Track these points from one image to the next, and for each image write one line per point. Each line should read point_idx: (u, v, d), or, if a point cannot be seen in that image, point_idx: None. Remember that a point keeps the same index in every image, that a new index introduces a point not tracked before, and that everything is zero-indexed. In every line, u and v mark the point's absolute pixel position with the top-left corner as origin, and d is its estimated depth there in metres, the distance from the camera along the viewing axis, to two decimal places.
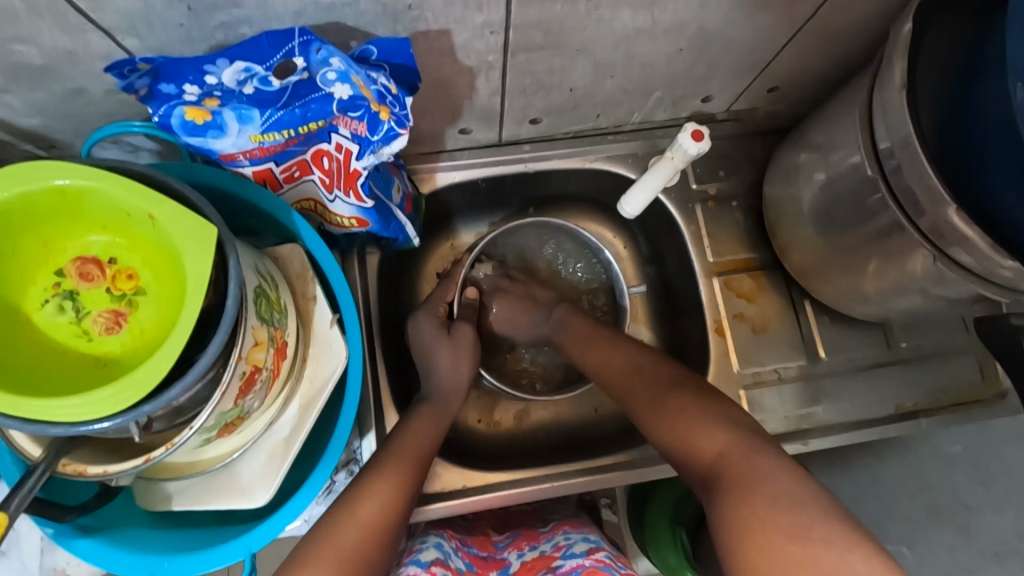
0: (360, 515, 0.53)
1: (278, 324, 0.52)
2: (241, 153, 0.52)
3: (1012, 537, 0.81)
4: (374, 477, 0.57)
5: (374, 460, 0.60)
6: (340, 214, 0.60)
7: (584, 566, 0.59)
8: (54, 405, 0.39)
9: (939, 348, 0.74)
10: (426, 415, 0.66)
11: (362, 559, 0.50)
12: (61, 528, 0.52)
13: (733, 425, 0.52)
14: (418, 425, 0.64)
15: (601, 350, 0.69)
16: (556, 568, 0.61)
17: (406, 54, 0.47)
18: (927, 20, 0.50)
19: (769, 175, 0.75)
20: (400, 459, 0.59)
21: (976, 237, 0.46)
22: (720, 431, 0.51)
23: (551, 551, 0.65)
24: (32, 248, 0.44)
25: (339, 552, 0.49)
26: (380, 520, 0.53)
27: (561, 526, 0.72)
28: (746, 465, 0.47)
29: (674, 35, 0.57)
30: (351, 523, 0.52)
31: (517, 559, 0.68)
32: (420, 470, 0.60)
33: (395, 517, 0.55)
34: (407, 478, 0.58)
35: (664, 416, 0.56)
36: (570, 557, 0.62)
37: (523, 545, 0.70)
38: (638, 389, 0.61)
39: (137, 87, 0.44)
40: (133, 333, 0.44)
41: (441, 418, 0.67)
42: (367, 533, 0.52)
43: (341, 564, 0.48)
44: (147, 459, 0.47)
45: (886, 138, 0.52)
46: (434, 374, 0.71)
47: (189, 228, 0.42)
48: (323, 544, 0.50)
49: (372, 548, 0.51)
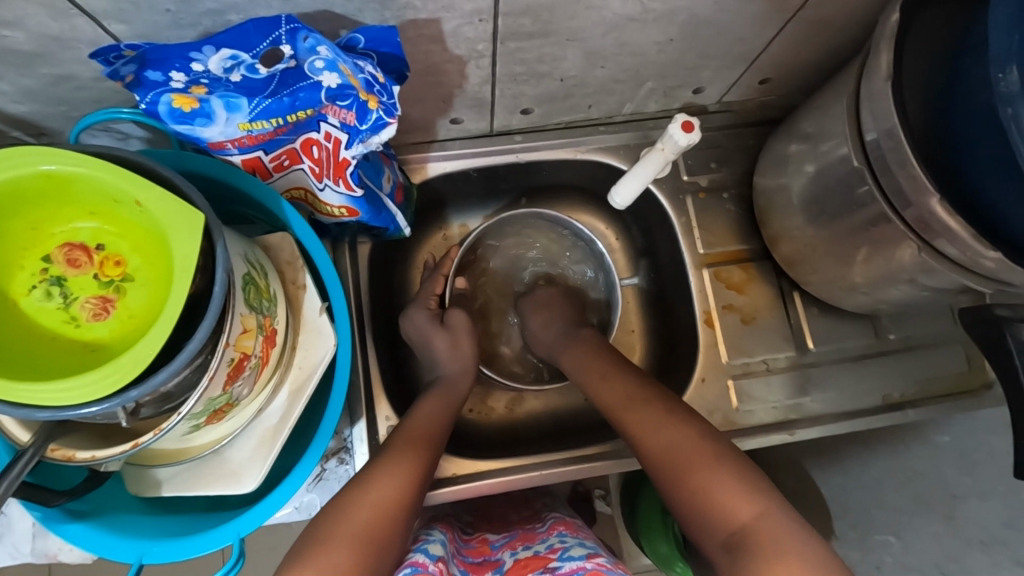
0: (377, 492, 0.54)
1: (267, 311, 0.52)
2: (230, 142, 0.51)
3: (997, 525, 0.81)
4: (388, 459, 0.58)
5: (387, 442, 0.61)
6: (330, 204, 0.60)
7: (585, 568, 0.57)
8: (42, 390, 0.39)
9: (927, 339, 0.75)
10: (436, 397, 0.68)
11: (378, 533, 0.52)
12: (49, 512, 0.52)
13: (757, 484, 0.49)
14: (427, 408, 0.66)
15: (603, 385, 0.65)
16: (553, 569, 0.59)
17: (394, 43, 0.47)
18: (916, 10, 0.50)
19: (760, 165, 0.75)
20: (410, 442, 0.60)
21: (959, 228, 0.46)
22: (747, 491, 0.48)
23: (546, 553, 0.64)
24: (20, 233, 0.44)
25: (352, 529, 0.51)
26: (394, 501, 0.54)
27: (557, 527, 0.70)
28: (782, 538, 0.45)
29: (664, 23, 0.57)
30: (366, 500, 0.53)
31: (510, 557, 0.66)
32: (429, 456, 0.60)
33: (413, 494, 0.56)
34: (422, 459, 0.59)
35: (681, 468, 0.52)
36: (569, 559, 0.60)
37: (517, 544, 0.68)
38: (650, 426, 0.58)
39: (122, 74, 0.43)
40: (121, 319, 0.44)
41: (451, 399, 0.69)
42: (380, 512, 0.53)
43: (353, 540, 0.50)
44: (134, 445, 0.47)
45: (873, 129, 0.52)
46: (438, 360, 0.73)
47: (175, 213, 0.43)
48: (338, 521, 0.52)
49: (385, 527, 0.52)
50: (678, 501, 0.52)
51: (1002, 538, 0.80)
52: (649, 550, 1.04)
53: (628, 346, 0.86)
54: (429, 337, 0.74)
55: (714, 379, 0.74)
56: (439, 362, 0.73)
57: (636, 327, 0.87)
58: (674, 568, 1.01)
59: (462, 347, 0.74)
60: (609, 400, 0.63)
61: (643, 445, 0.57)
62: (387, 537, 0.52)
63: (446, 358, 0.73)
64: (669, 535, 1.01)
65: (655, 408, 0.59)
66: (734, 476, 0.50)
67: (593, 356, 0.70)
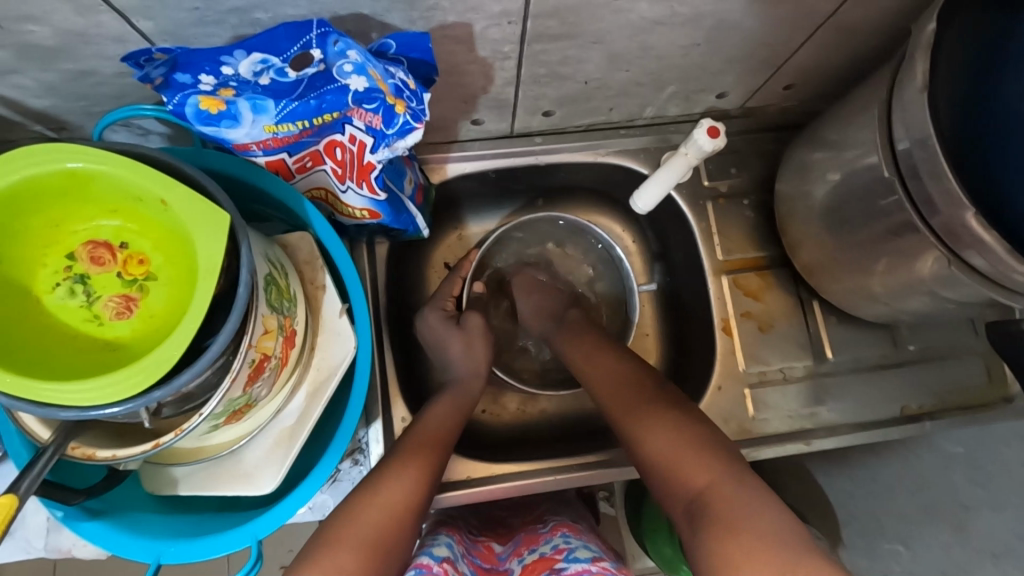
0: (386, 495, 0.54)
1: (287, 312, 0.52)
2: (255, 144, 0.51)
3: (1011, 536, 0.81)
4: (401, 461, 0.58)
5: (399, 445, 0.61)
6: (351, 206, 0.60)
7: (589, 572, 0.58)
8: (66, 390, 0.39)
9: (945, 350, 0.74)
10: (447, 403, 0.67)
11: (386, 538, 0.52)
12: (69, 510, 0.52)
13: (721, 458, 0.52)
14: (441, 408, 0.66)
15: (593, 374, 0.68)
16: (558, 570, 0.60)
17: (424, 49, 0.46)
18: (951, 18, 0.49)
19: (782, 172, 0.74)
20: (422, 448, 0.60)
21: (993, 242, 0.46)
22: (705, 463, 0.52)
23: (551, 554, 0.64)
24: (43, 229, 0.44)
25: (363, 531, 0.51)
26: (404, 503, 0.54)
27: (560, 527, 0.70)
28: (731, 501, 0.48)
29: (691, 27, 0.56)
30: (377, 502, 0.53)
31: (518, 565, 0.66)
32: (441, 458, 0.60)
33: (422, 498, 0.56)
34: (430, 462, 0.59)
35: (655, 451, 0.55)
36: (574, 560, 0.61)
37: (523, 550, 0.68)
38: (623, 401, 0.62)
39: (153, 77, 0.44)
40: (143, 318, 0.44)
41: (461, 406, 0.68)
42: (391, 515, 0.53)
43: (361, 543, 0.50)
44: (155, 445, 0.47)
45: (905, 138, 0.51)
46: (451, 363, 0.73)
47: (201, 214, 0.42)
48: (350, 522, 0.52)
49: (395, 529, 0.53)
50: (655, 477, 0.55)
51: (1014, 549, 0.80)
52: (654, 552, 1.04)
53: (642, 351, 0.85)
54: (444, 338, 0.73)
55: (729, 387, 0.73)
56: (452, 362, 0.73)
57: (651, 332, 0.86)
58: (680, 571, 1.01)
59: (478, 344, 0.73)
60: (597, 386, 0.66)
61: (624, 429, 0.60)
62: (395, 540, 0.52)
63: (460, 359, 0.72)
64: (672, 539, 1.00)
65: (638, 395, 0.62)
66: (697, 453, 0.53)
67: (589, 344, 0.72)
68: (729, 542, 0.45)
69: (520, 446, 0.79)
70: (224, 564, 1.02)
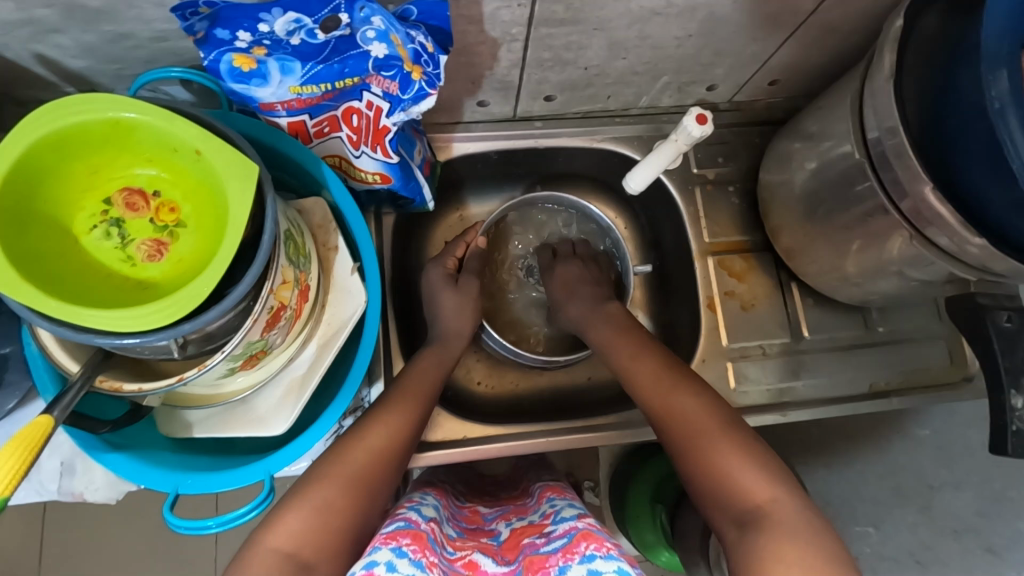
0: (370, 440, 0.59)
1: (302, 268, 0.56)
2: (279, 104, 0.55)
3: (969, 514, 0.86)
4: (382, 413, 0.62)
5: (386, 394, 0.65)
6: (365, 170, 0.64)
7: (577, 528, 0.57)
8: (103, 317, 0.42)
9: (914, 333, 0.80)
10: (431, 356, 0.70)
11: (368, 477, 0.57)
12: (91, 442, 0.56)
13: (778, 472, 0.53)
14: (424, 363, 0.69)
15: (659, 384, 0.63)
16: (548, 532, 0.60)
17: (443, 16, 0.50)
18: (917, 15, 0.54)
19: (765, 162, 0.79)
20: (410, 395, 0.65)
21: (949, 216, 0.52)
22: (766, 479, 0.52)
23: (540, 520, 0.65)
24: (83, 173, 0.47)
25: (350, 469, 0.57)
26: (386, 445, 0.60)
27: (546, 494, 0.73)
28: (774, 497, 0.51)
29: (685, 18, 0.61)
30: (364, 443, 0.59)
31: (506, 528, 0.68)
32: (426, 405, 0.65)
33: (400, 446, 0.61)
34: (415, 412, 0.64)
35: (727, 478, 0.53)
36: (562, 521, 0.61)
37: (511, 516, 0.71)
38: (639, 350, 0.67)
39: (195, 30, 0.48)
40: (173, 262, 0.47)
41: (445, 359, 0.71)
42: (374, 456, 0.59)
43: (347, 479, 0.56)
44: (179, 379, 0.50)
45: (875, 127, 0.57)
46: (442, 318, 0.75)
47: (232, 163, 0.46)
48: (338, 459, 0.58)
49: (378, 470, 0.58)
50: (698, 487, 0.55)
51: (974, 526, 0.85)
52: (635, 538, 1.09)
53: None
54: (439, 294, 0.76)
55: (713, 361, 0.78)
56: (437, 321, 0.75)
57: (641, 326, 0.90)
58: (659, 554, 1.09)
59: (467, 304, 0.76)
60: (681, 414, 0.60)
61: (688, 457, 0.57)
62: (378, 479, 0.58)
63: (450, 317, 0.75)
64: (655, 526, 1.07)
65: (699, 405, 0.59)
66: (757, 467, 0.53)
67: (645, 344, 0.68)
68: (784, 552, 0.46)
69: (510, 415, 0.83)
70: (213, 503, 1.06)
